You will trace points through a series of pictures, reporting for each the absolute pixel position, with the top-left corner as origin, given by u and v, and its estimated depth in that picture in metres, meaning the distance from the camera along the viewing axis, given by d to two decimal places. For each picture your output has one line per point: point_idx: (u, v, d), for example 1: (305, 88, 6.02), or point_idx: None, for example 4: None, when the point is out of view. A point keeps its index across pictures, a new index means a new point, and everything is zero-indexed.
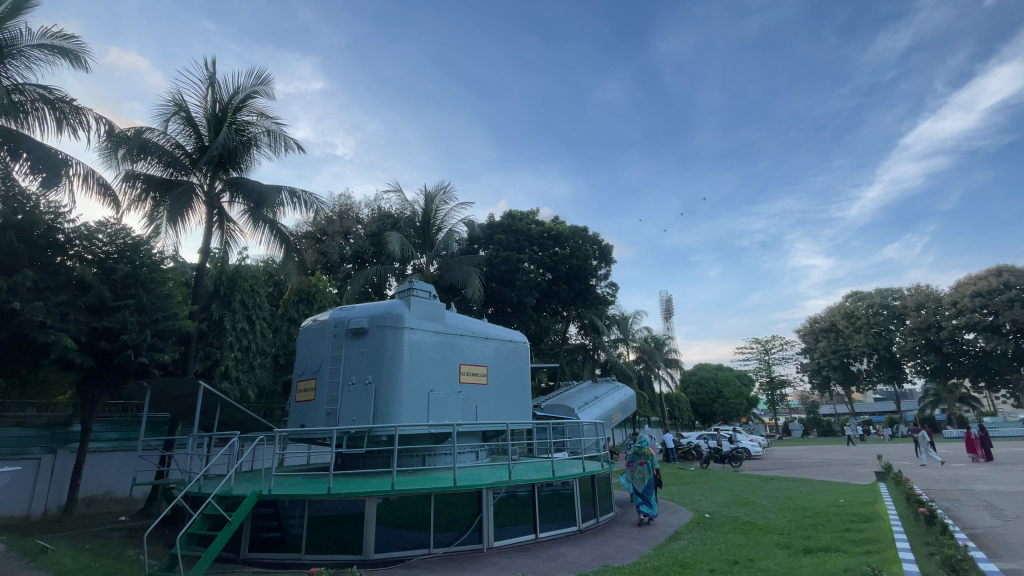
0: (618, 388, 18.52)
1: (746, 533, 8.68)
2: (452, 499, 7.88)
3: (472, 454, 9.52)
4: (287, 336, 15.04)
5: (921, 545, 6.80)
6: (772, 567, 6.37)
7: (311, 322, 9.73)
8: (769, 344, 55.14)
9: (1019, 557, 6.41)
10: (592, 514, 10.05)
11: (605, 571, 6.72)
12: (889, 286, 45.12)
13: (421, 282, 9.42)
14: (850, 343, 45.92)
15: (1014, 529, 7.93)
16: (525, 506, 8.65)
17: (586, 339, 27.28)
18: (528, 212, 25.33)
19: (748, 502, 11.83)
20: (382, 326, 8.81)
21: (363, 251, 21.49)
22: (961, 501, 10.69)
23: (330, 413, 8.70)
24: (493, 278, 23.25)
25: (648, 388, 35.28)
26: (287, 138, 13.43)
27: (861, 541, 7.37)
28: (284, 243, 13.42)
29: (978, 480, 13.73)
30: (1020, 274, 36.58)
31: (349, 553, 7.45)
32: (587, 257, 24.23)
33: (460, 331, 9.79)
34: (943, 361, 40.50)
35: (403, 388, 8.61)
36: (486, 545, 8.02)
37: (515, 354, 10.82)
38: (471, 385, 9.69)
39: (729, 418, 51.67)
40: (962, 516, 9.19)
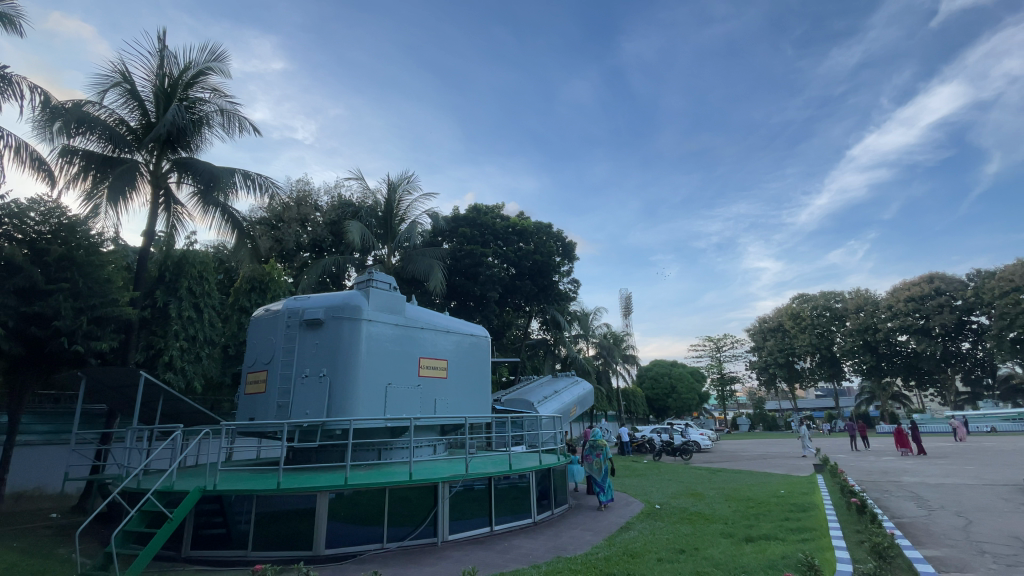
0: (578, 382, 18.84)
1: (693, 522, 9.03)
2: (407, 493, 7.80)
3: (429, 448, 9.45)
4: (238, 325, 14.43)
5: (852, 533, 7.25)
6: (716, 555, 6.64)
7: (263, 312, 9.38)
8: (721, 342, 57.33)
9: (940, 545, 6.94)
10: (547, 506, 10.17)
11: (559, 562, 6.82)
12: (832, 289, 47.70)
13: (381, 274, 9.21)
14: (795, 342, 48.33)
15: (937, 518, 8.58)
16: (481, 499, 8.66)
17: (548, 334, 27.58)
18: (493, 206, 25.22)
19: (696, 493, 12.31)
20: (339, 317, 8.58)
21: (322, 240, 20.79)
22: (890, 492, 11.50)
23: (282, 406, 8.42)
24: (456, 272, 23.13)
25: (605, 382, 36.04)
26: (242, 118, 12.81)
27: (798, 530, 7.80)
28: (237, 228, 12.84)
29: (906, 472, 14.81)
30: (949, 281, 39.53)
31: (298, 549, 7.25)
32: (550, 254, 24.45)
33: (421, 324, 9.67)
34: (878, 361, 43.31)
35: (361, 380, 8.44)
36: (441, 539, 7.98)
37: (476, 348, 10.81)
38: (430, 378, 9.60)
39: (682, 412, 53.52)
40: (892, 506, 9.88)
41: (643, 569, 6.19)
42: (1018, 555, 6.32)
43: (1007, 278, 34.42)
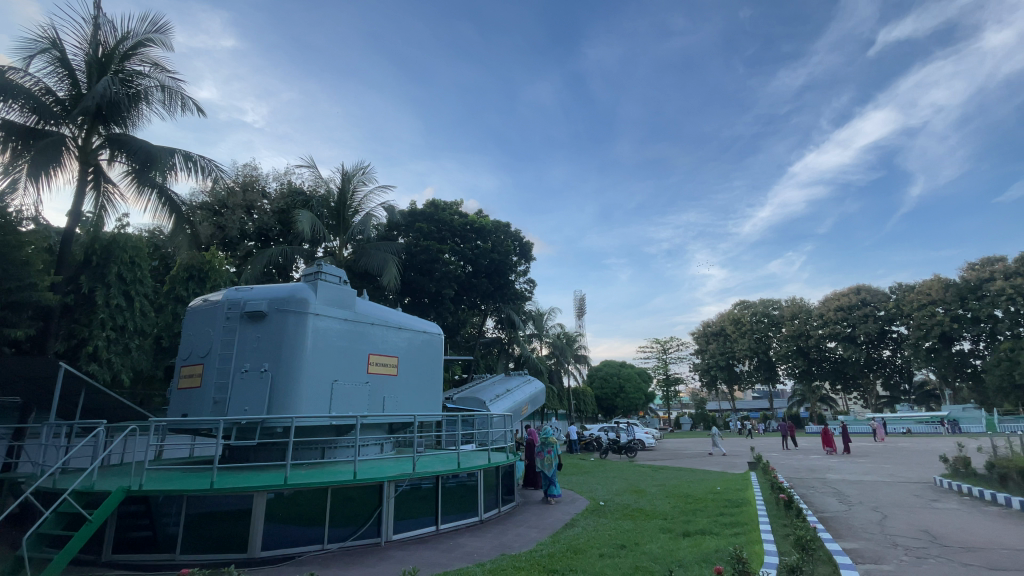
0: (530, 381, 18.97)
1: (634, 518, 9.31)
2: (351, 493, 7.59)
3: (376, 447, 9.27)
4: (173, 316, 13.54)
5: (779, 527, 7.71)
6: (655, 550, 6.88)
7: (201, 303, 8.87)
8: (667, 344, 59.47)
9: (857, 538, 7.49)
10: (494, 504, 10.19)
11: (503, 559, 6.85)
12: (770, 297, 50.49)
13: (330, 267, 8.93)
14: (735, 346, 50.86)
15: (856, 513, 9.25)
16: (427, 498, 8.57)
17: (502, 334, 27.81)
18: (451, 203, 24.96)
19: (639, 489, 12.71)
20: (284, 310, 8.24)
21: (269, 229, 19.93)
22: (816, 488, 12.33)
23: (218, 402, 8.00)
24: (411, 267, 22.62)
25: (557, 382, 36.59)
26: (186, 97, 12.05)
27: (731, 524, 8.21)
28: (175, 212, 12.08)
29: (830, 470, 15.92)
30: (874, 293, 42.76)
31: (232, 552, 6.92)
32: (507, 253, 24.50)
33: (372, 320, 9.45)
34: (809, 365, 46.29)
35: (305, 376, 8.14)
36: (384, 538, 7.84)
37: (428, 346, 10.69)
38: (379, 375, 9.40)
39: (629, 412, 55.08)
40: (817, 502, 10.57)
41: (585, 565, 6.31)
42: (925, 546, 6.91)
43: (924, 292, 37.63)
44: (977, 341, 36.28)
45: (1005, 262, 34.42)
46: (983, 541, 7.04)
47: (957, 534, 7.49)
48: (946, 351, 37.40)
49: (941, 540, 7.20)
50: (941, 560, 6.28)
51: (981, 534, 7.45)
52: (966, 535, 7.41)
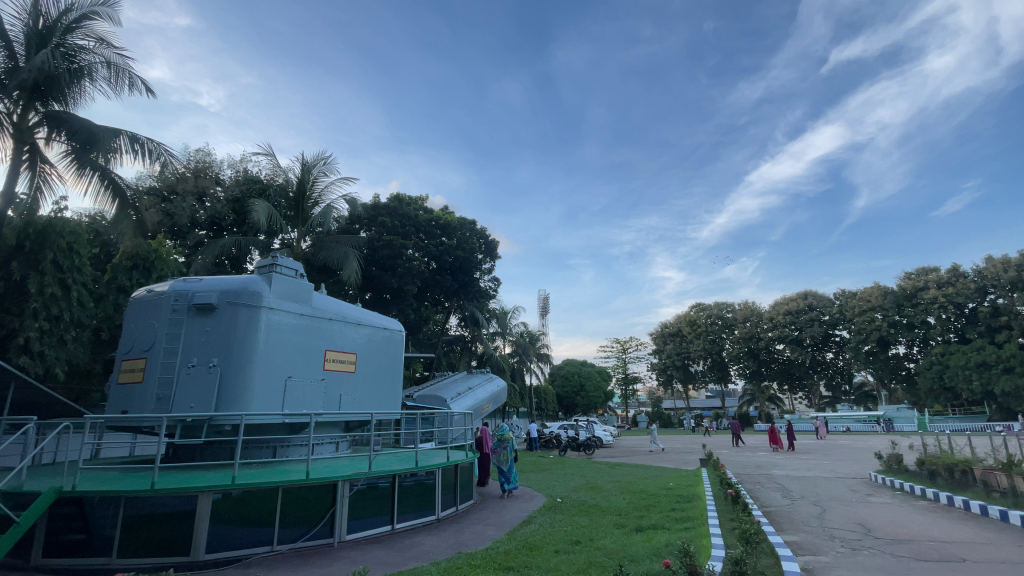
0: (492, 379, 18.97)
1: (590, 515, 9.47)
2: (303, 493, 7.37)
3: (330, 446, 9.04)
4: (114, 307, 12.77)
5: (727, 521, 8.03)
6: (609, 545, 7.03)
7: (145, 294, 8.41)
8: (627, 344, 60.81)
9: (798, 531, 7.90)
10: (452, 503, 10.14)
11: (458, 557, 6.83)
12: (724, 300, 52.41)
13: (286, 259, 8.65)
14: (691, 347, 52.52)
15: (797, 507, 9.75)
16: (383, 498, 8.43)
17: (465, 332, 27.72)
18: (416, 198, 24.57)
19: (595, 486, 12.94)
20: (235, 304, 7.91)
21: (222, 217, 19.07)
22: (762, 484, 12.90)
23: (161, 398, 7.59)
24: (373, 262, 22.15)
25: (519, 380, 36.75)
26: (134, 76, 11.35)
27: (682, 519, 8.49)
28: (119, 197, 11.37)
29: (776, 466, 16.70)
30: (820, 299, 45.10)
31: (173, 555, 6.59)
32: (473, 251, 24.32)
33: (329, 315, 9.21)
34: (758, 366, 48.38)
35: (257, 372, 7.84)
36: (337, 539, 7.66)
37: (388, 342, 10.52)
38: (336, 372, 9.18)
39: (588, 410, 56.01)
40: (762, 497, 11.07)
41: (539, 561, 6.36)
42: (859, 539, 7.36)
43: (865, 299, 39.99)
44: (911, 346, 38.81)
45: (938, 273, 37.00)
46: (912, 533, 7.54)
47: (888, 527, 7.99)
48: (883, 354, 39.89)
49: (875, 533, 7.67)
50: (874, 551, 6.69)
51: (911, 526, 7.97)
52: (897, 528, 7.92)
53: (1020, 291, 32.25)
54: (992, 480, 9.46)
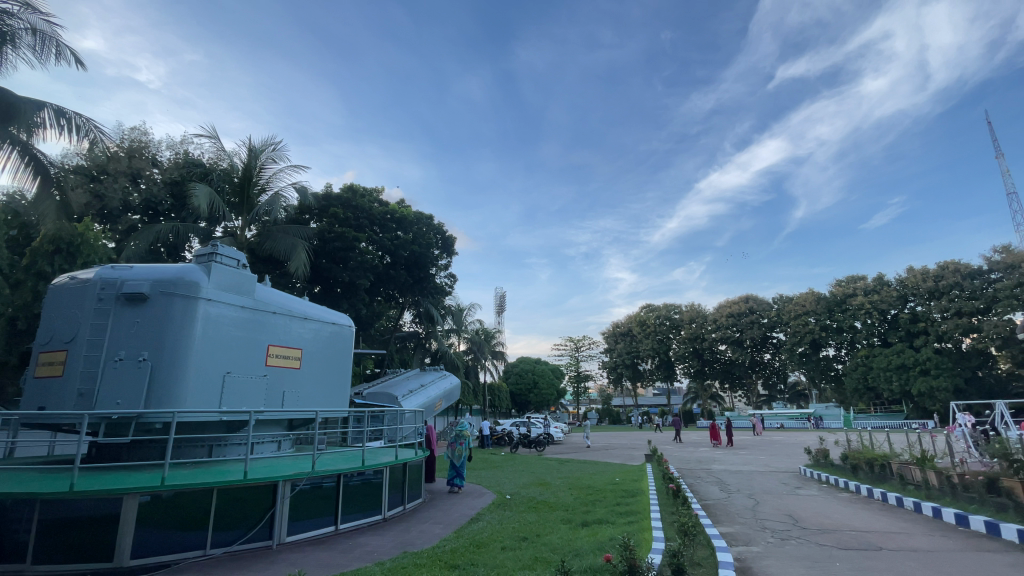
0: (445, 376, 18.83)
1: (538, 511, 9.57)
2: (240, 494, 7.04)
3: (272, 444, 8.69)
4: (33, 294, 11.74)
5: (668, 515, 8.33)
6: (555, 540, 7.13)
7: (67, 280, 7.77)
8: (580, 342, 62.05)
9: (733, 522, 8.32)
10: (399, 502, 9.97)
11: (403, 557, 6.73)
12: (672, 302, 54.40)
13: (227, 248, 8.22)
14: (640, 346, 54.18)
15: (733, 500, 10.26)
16: (327, 498, 8.17)
17: (420, 328, 27.42)
18: (371, 190, 23.92)
19: (544, 482, 13.10)
20: (169, 294, 7.43)
21: (158, 202, 17.88)
22: (702, 478, 13.50)
23: (83, 394, 7.04)
24: (323, 254, 21.37)
25: (473, 377, 36.69)
26: (63, 44, 10.42)
27: (625, 513, 8.76)
28: (42, 175, 10.45)
29: (716, 461, 17.53)
30: (760, 302, 47.63)
31: (94, 561, 6.14)
32: (429, 246, 24.01)
33: (273, 308, 8.83)
34: (702, 366, 50.62)
35: (192, 367, 7.40)
36: (276, 541, 7.36)
37: (337, 338, 10.24)
38: (280, 368, 8.82)
39: (540, 407, 56.76)
40: (702, 490, 11.58)
41: (486, 558, 6.38)
42: (788, 529, 7.84)
43: (800, 303, 42.56)
44: (839, 349, 41.64)
45: (865, 281, 39.84)
46: (834, 523, 8.10)
47: (814, 517, 8.54)
48: (815, 356, 42.60)
49: (801, 523, 8.20)
50: (801, 541, 7.12)
51: (835, 517, 8.53)
52: (822, 519, 8.46)
53: (936, 300, 35.22)
54: (907, 474, 10.27)
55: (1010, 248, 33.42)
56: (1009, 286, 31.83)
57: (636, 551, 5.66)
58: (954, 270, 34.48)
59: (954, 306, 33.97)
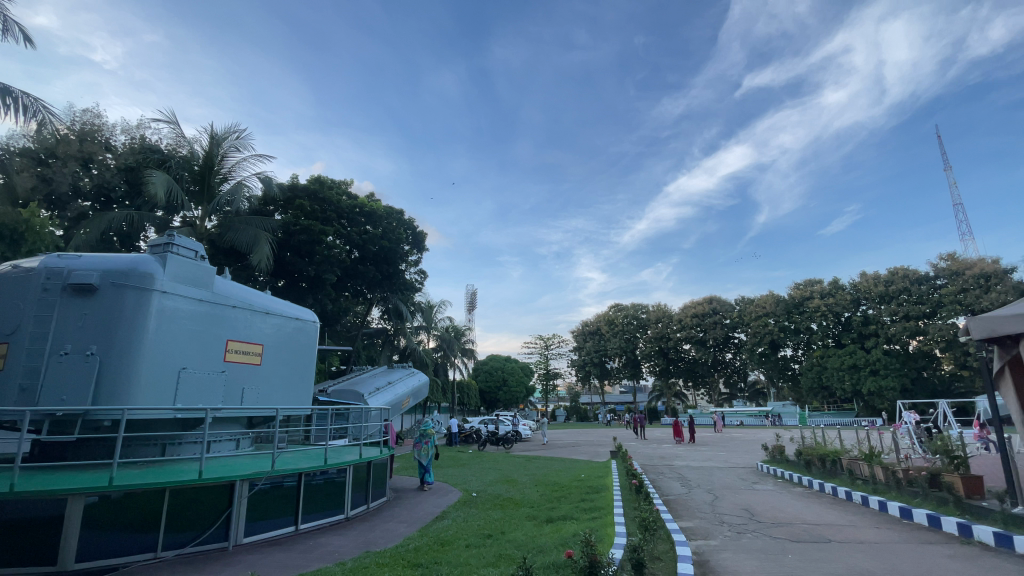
0: (413, 374, 18.65)
1: (503, 508, 9.59)
2: (195, 494, 6.78)
3: (230, 443, 8.41)
4: None
5: (630, 510, 8.50)
6: (519, 537, 7.17)
7: (8, 268, 7.29)
8: (550, 340, 62.61)
9: (693, 516, 8.56)
10: (363, 501, 9.81)
11: (365, 556, 6.63)
12: (640, 301, 55.47)
13: (185, 239, 7.89)
14: (608, 345, 55.04)
15: (694, 495, 10.55)
16: (287, 497, 7.97)
17: (388, 324, 27.09)
18: (339, 182, 23.39)
19: (511, 480, 13.15)
20: (120, 285, 7.07)
21: (110, 188, 17.05)
22: (664, 474, 13.83)
23: (24, 390, 6.64)
24: (287, 247, 20.78)
25: (441, 375, 36.48)
26: (8, 18, 9.77)
27: (589, 509, 8.88)
28: None
29: (678, 457, 17.98)
30: (723, 303, 49.09)
31: (34, 567, 5.80)
32: (399, 241, 23.67)
33: (233, 302, 8.54)
34: (667, 364, 51.87)
35: (145, 362, 7.07)
36: (233, 542, 7.12)
37: (300, 334, 10.00)
38: (239, 364, 8.54)
39: (509, 404, 56.94)
40: (664, 486, 11.85)
41: (449, 556, 6.35)
42: (744, 523, 8.11)
43: (760, 305, 44.11)
44: (797, 349, 43.32)
45: (821, 285, 41.53)
46: (787, 517, 8.44)
47: (769, 511, 8.87)
48: (773, 355, 44.26)
49: (757, 517, 8.50)
50: (756, 534, 7.37)
51: (788, 511, 8.88)
52: (777, 513, 8.79)
53: (886, 304, 37.08)
54: (856, 469, 10.78)
55: (954, 256, 35.52)
56: (953, 291, 33.90)
57: (598, 546, 5.73)
58: (903, 276, 36.39)
59: (903, 310, 35.89)
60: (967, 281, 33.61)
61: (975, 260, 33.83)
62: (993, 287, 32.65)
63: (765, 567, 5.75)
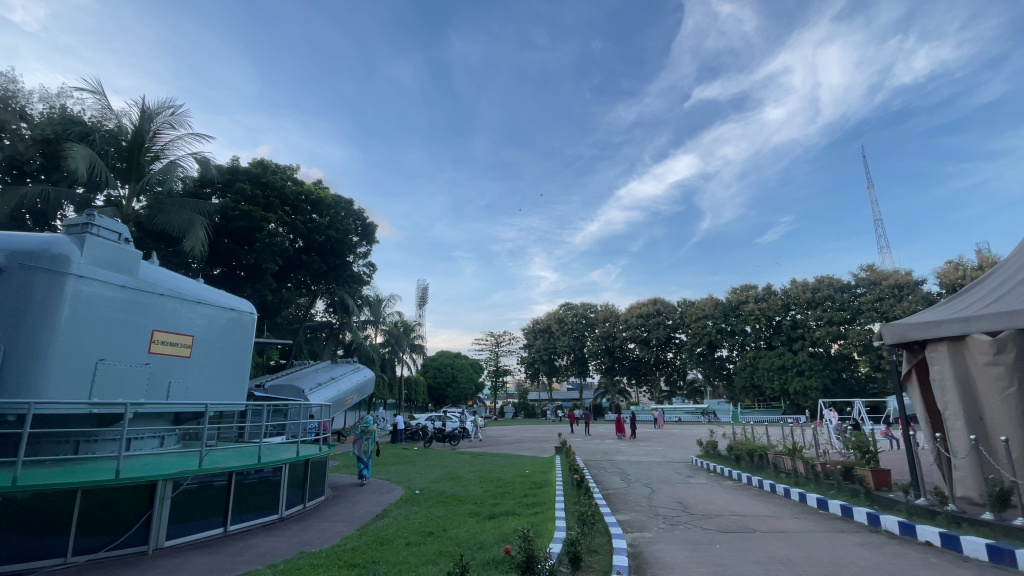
0: (358, 369, 18.17)
1: (446, 505, 9.54)
2: (112, 495, 6.29)
3: (153, 439, 7.87)
4: None
5: (570, 504, 8.69)
6: (461, 534, 7.16)
7: None
8: (500, 338, 62.87)
9: (630, 509, 8.86)
10: (299, 500, 9.46)
11: (299, 557, 6.40)
12: (589, 301, 56.73)
13: (107, 220, 7.30)
14: (557, 343, 55.94)
15: (632, 489, 10.93)
16: (216, 497, 7.55)
17: (333, 318, 26.25)
18: (284, 167, 22.36)
19: (455, 476, 13.10)
20: (29, 267, 6.43)
21: (23, 160, 15.54)
22: (606, 468, 14.23)
23: None
24: (224, 233, 19.67)
25: (388, 371, 35.79)
26: None
27: (531, 504, 9.02)
28: None
29: (620, 452, 18.60)
30: (667, 305, 50.98)
31: None
32: (347, 232, 22.94)
33: (160, 289, 7.99)
34: (613, 363, 53.40)
35: (57, 353, 6.47)
36: (153, 546, 6.66)
37: (234, 326, 9.51)
38: (166, 356, 8.01)
39: (457, 401, 56.62)
40: (604, 480, 12.19)
41: (388, 555, 6.25)
42: (677, 515, 8.49)
43: (700, 307, 46.23)
44: (732, 350, 45.73)
45: (755, 290, 43.84)
46: (717, 509, 8.91)
47: (700, 504, 9.34)
48: (711, 355, 46.53)
49: (690, 509, 8.94)
50: (687, 526, 7.73)
51: (718, 503, 9.38)
52: (707, 505, 9.27)
53: (813, 310, 39.81)
54: (781, 463, 11.53)
55: (873, 267, 38.70)
56: (871, 300, 36.91)
57: (539, 542, 5.81)
58: (828, 284, 39.20)
59: (827, 315, 38.68)
60: (883, 290, 36.74)
61: (891, 271, 37.04)
62: (905, 296, 35.83)
63: (695, 557, 6.04)
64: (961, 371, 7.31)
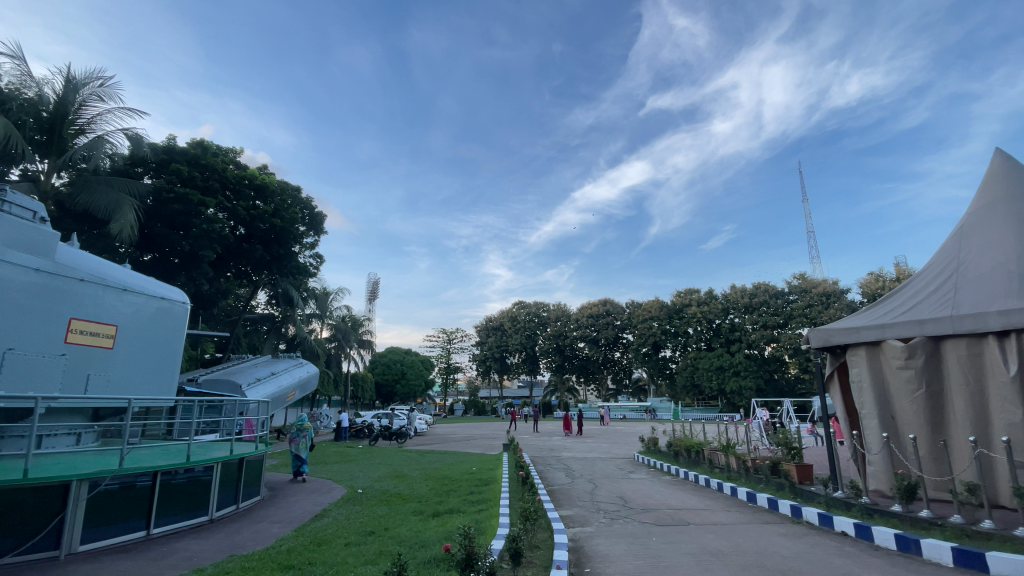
0: (301, 364, 17.49)
1: (389, 504, 9.38)
2: (18, 497, 5.74)
3: (68, 437, 7.24)
4: None
5: (514, 501, 8.77)
6: (403, 532, 7.07)
7: None
8: (452, 335, 62.41)
9: (572, 505, 9.05)
10: (232, 500, 9.02)
11: (229, 561, 6.10)
12: (541, 300, 57.38)
13: (21, 196, 6.77)
14: (508, 341, 56.17)
15: (575, 485, 11.15)
16: (139, 498, 7.06)
17: (276, 310, 25.14)
18: (226, 149, 21.19)
19: (399, 475, 12.88)
20: None
21: None
22: (551, 465, 14.43)
23: None
24: (157, 216, 18.38)
25: (334, 366, 34.63)
26: None
27: (476, 501, 9.03)
28: None
29: (566, 449, 18.96)
30: (616, 306, 52.36)
31: None
32: (293, 221, 22.00)
33: (81, 274, 7.38)
34: (562, 361, 54.29)
35: None
36: (66, 551, 6.15)
37: (164, 316, 8.92)
38: (86, 346, 7.40)
39: (406, 398, 55.71)
40: (549, 477, 12.37)
41: (326, 556, 6.06)
42: (618, 510, 8.75)
43: (646, 309, 47.74)
44: (675, 351, 47.60)
45: (698, 294, 45.75)
46: (655, 503, 9.25)
47: (639, 499, 9.68)
48: (655, 355, 48.27)
49: (629, 504, 9.23)
50: (626, 520, 7.99)
51: (656, 498, 9.74)
52: (646, 500, 9.61)
53: (749, 314, 42.06)
54: (715, 459, 12.12)
55: (805, 275, 41.37)
56: (801, 306, 39.51)
57: (482, 541, 5.81)
58: (764, 290, 41.54)
59: (763, 319, 41.05)
60: (813, 297, 39.40)
61: (819, 280, 39.78)
62: (832, 304, 38.60)
63: (632, 550, 6.25)
64: (877, 374, 7.95)
